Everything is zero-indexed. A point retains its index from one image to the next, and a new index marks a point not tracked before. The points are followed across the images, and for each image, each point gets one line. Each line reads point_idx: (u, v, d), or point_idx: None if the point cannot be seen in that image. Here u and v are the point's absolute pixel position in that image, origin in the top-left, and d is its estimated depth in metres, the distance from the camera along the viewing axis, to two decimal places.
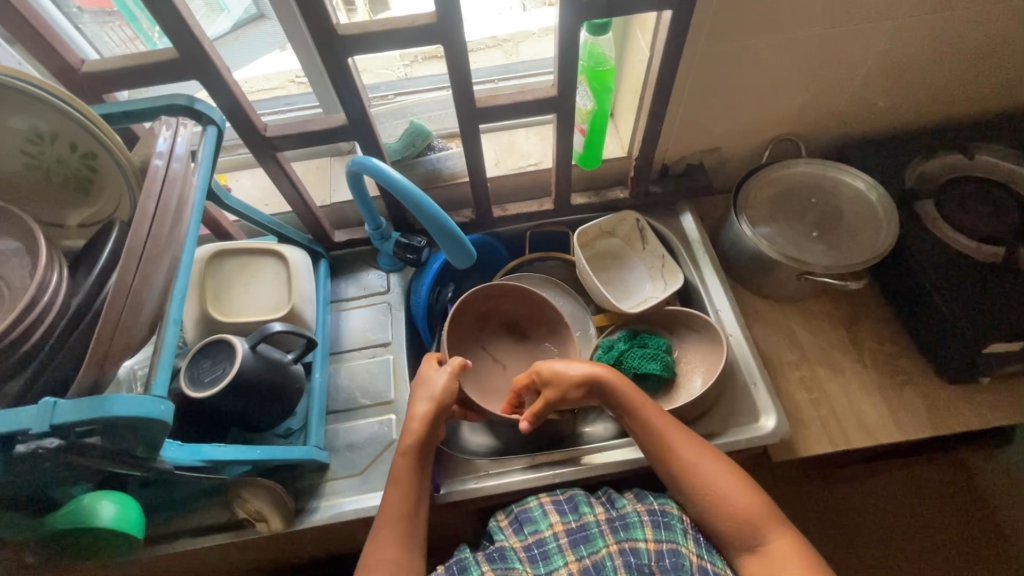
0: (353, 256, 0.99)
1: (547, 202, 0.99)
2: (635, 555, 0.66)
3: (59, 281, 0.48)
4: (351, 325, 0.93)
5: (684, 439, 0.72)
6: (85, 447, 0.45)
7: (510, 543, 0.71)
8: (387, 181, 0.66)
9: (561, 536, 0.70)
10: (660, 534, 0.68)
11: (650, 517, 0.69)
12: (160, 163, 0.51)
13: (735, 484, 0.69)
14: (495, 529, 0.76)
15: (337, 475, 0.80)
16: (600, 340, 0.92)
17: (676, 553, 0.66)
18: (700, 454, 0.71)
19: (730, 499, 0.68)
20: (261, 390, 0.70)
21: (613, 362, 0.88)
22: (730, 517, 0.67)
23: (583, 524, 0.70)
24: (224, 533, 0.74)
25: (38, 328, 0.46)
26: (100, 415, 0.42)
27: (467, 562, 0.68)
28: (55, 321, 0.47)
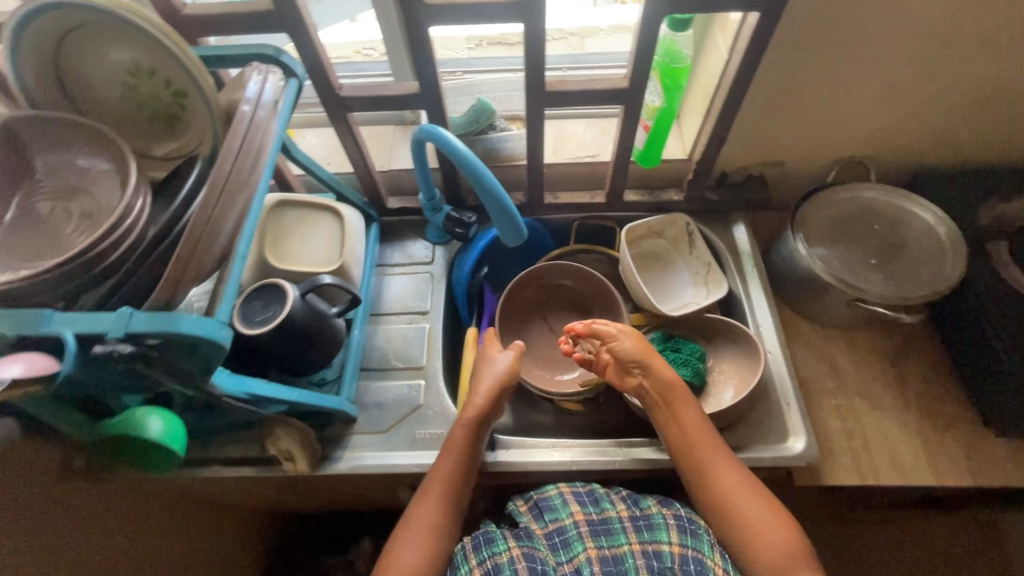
0: (403, 225, 1.02)
1: (599, 195, 0.99)
2: (658, 559, 0.64)
3: (142, 207, 0.51)
4: (393, 290, 0.96)
5: (716, 447, 0.73)
6: (152, 360, 0.48)
7: (532, 528, 0.71)
8: (449, 151, 0.67)
9: (582, 525, 0.69)
10: (686, 540, 0.67)
11: (677, 522, 0.68)
12: (248, 107, 0.54)
13: (758, 500, 0.69)
14: (515, 512, 0.75)
15: (362, 429, 0.83)
16: None
17: (700, 562, 0.65)
18: (727, 463, 0.71)
19: (752, 515, 0.67)
20: (305, 337, 0.73)
21: None
22: (754, 533, 0.66)
23: (605, 518, 0.70)
24: (251, 467, 0.79)
25: (122, 244, 0.50)
26: (169, 330, 0.45)
27: (493, 535, 0.68)
28: (136, 239, 0.50)
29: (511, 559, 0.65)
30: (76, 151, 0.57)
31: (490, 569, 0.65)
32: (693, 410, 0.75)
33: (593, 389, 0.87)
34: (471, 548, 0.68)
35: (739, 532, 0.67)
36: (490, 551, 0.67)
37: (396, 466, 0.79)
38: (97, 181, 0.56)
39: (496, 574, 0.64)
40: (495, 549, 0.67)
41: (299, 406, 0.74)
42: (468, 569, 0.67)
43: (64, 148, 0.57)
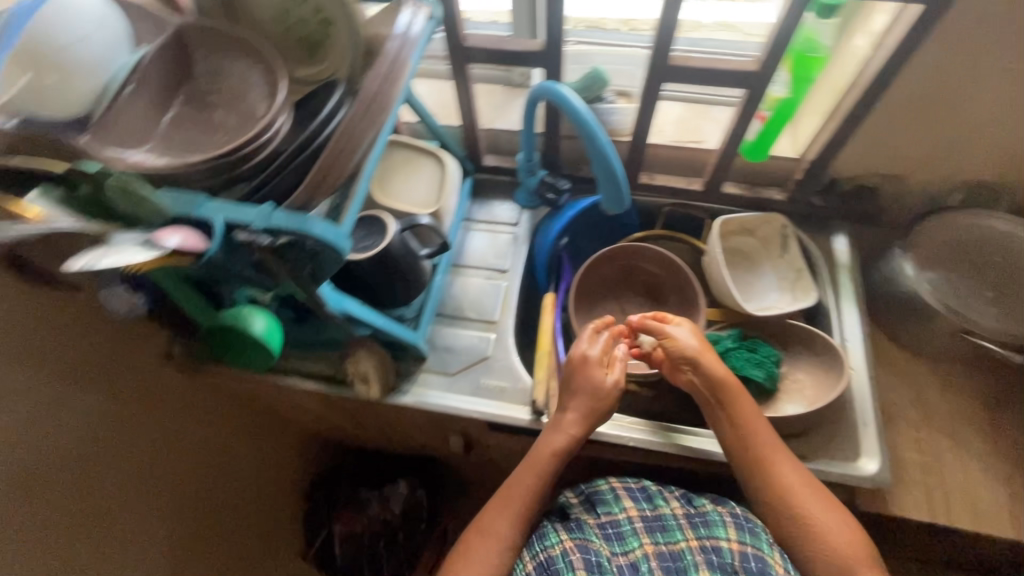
0: (495, 184, 1.04)
1: (696, 183, 0.97)
2: (718, 554, 0.65)
3: (282, 124, 0.56)
4: (476, 244, 0.99)
5: (781, 449, 0.71)
6: (286, 255, 0.52)
7: (585, 519, 0.73)
8: (570, 109, 0.68)
9: (636, 521, 0.71)
10: (744, 537, 0.67)
11: (733, 519, 0.69)
12: (396, 41, 0.56)
13: (823, 503, 0.67)
14: (566, 505, 0.78)
15: (431, 369, 0.86)
16: (707, 333, 0.90)
17: (760, 559, 0.64)
18: (790, 462, 0.70)
19: (819, 518, 0.66)
20: (397, 271, 0.77)
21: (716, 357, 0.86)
22: (828, 543, 0.65)
23: (659, 514, 0.71)
24: (323, 383, 0.86)
25: (264, 152, 0.54)
26: (303, 230, 0.49)
27: (546, 530, 0.72)
28: (277, 150, 0.55)
29: (564, 550, 0.67)
30: (233, 60, 0.62)
31: (545, 560, 0.68)
32: (752, 412, 0.73)
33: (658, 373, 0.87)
34: (525, 546, 0.72)
35: (806, 536, 0.66)
36: (544, 543, 0.70)
37: (458, 409, 0.82)
38: (248, 89, 0.60)
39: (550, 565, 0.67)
40: (548, 541, 0.70)
41: (382, 334, 0.78)
42: (523, 565, 0.70)
43: (223, 55, 0.62)
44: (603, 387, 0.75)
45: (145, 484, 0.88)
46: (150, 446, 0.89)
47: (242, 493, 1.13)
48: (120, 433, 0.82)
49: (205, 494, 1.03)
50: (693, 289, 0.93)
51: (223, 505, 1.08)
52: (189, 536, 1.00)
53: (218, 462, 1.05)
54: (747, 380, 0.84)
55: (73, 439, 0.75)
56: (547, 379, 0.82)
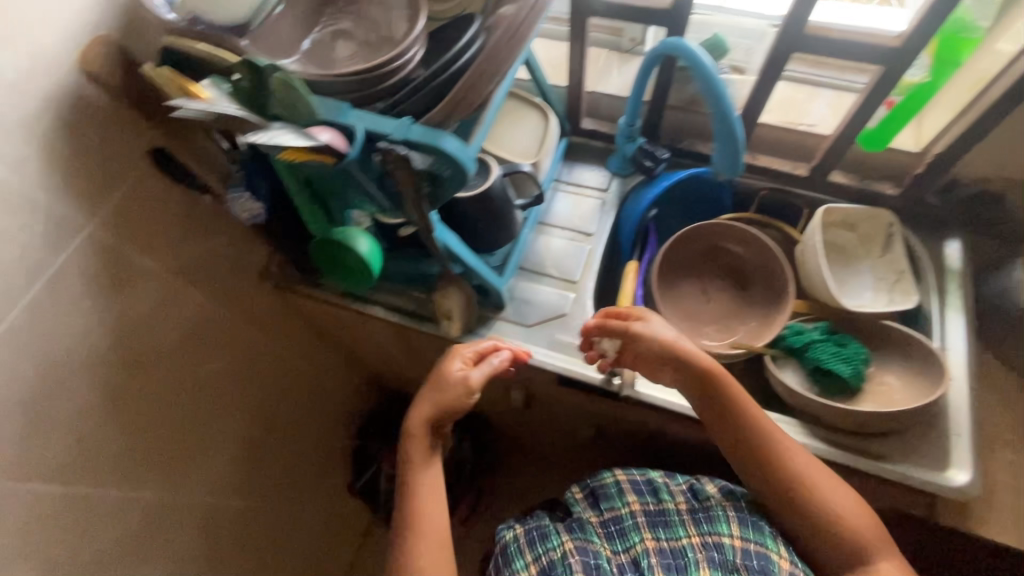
0: (589, 148, 1.04)
1: (801, 168, 0.93)
2: (720, 551, 0.65)
3: (415, 55, 0.57)
4: (563, 205, 0.99)
5: (783, 439, 0.70)
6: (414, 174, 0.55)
7: (587, 517, 0.74)
8: (703, 69, 0.70)
9: (639, 516, 0.72)
10: (747, 533, 0.66)
11: (735, 514, 0.69)
12: None
13: (833, 482, 0.68)
14: (570, 500, 0.79)
15: (508, 318, 0.88)
16: (791, 323, 0.87)
17: (762, 556, 0.64)
18: (796, 449, 0.69)
19: (837, 505, 0.66)
20: (493, 215, 0.79)
21: (799, 348, 0.83)
22: (838, 517, 0.65)
23: (663, 509, 0.72)
24: (408, 318, 0.89)
25: (394, 76, 0.56)
26: (437, 145, 0.51)
27: (547, 531, 0.71)
28: (404, 77, 0.56)
29: (564, 553, 0.68)
30: None
31: (546, 564, 0.68)
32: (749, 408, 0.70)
33: (736, 354, 0.85)
34: (525, 542, 0.71)
35: (827, 529, 0.66)
36: (544, 547, 0.69)
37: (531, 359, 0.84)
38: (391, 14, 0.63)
39: (550, 569, 0.67)
40: (548, 545, 0.69)
41: (472, 274, 0.80)
42: (524, 561, 0.69)
43: None
44: (451, 380, 0.74)
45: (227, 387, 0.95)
46: (236, 352, 0.95)
47: (302, 419, 1.20)
48: (217, 333, 0.89)
49: (273, 412, 1.10)
50: (782, 276, 0.89)
51: (287, 425, 1.15)
52: (255, 447, 1.07)
53: (285, 384, 1.11)
54: (833, 374, 0.81)
55: (182, 330, 0.82)
56: None
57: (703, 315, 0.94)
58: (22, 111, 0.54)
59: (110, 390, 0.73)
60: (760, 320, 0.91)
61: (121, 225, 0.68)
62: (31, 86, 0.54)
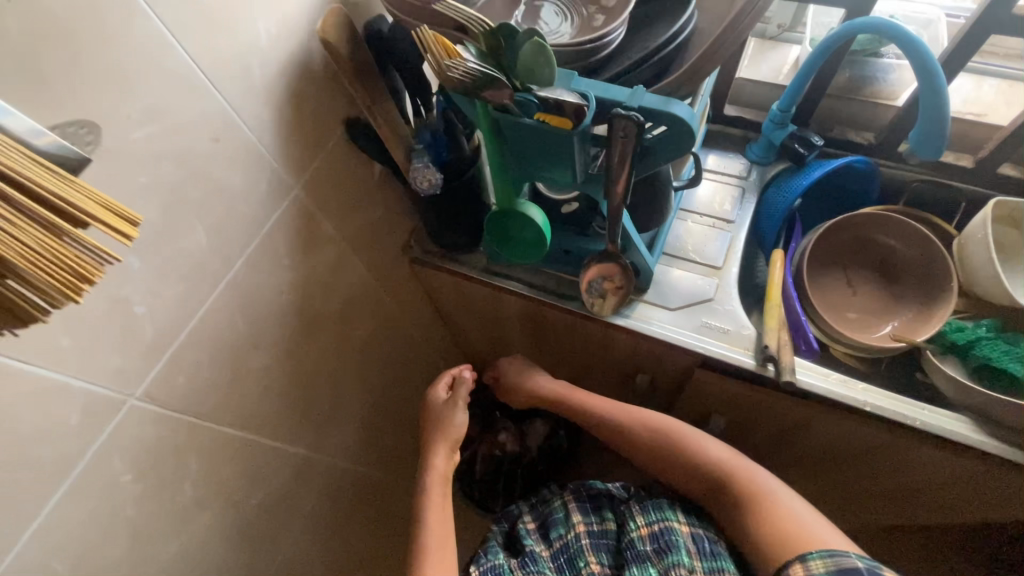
0: (728, 136, 1.02)
1: (965, 160, 0.89)
2: (636, 547, 0.74)
3: (619, 34, 0.58)
4: (701, 193, 0.99)
5: (624, 415, 0.88)
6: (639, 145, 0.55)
7: (539, 550, 0.79)
8: (911, 44, 0.69)
9: (583, 537, 0.78)
10: (651, 518, 0.76)
11: (641, 506, 0.78)
12: None
13: (669, 430, 0.83)
14: (523, 532, 0.84)
15: (651, 301, 0.88)
16: (950, 320, 0.84)
17: (669, 530, 0.74)
18: (638, 423, 0.86)
19: (691, 452, 0.79)
20: (656, 194, 0.79)
21: (962, 344, 0.80)
22: (701, 462, 0.78)
23: (604, 529, 0.79)
24: (551, 296, 0.89)
25: (602, 52, 0.58)
26: (676, 109, 0.52)
27: (502, 569, 0.76)
28: (606, 52, 0.58)
29: None
30: None
31: None
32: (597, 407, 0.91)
33: (894, 347, 0.83)
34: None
35: (696, 471, 0.78)
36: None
37: (679, 341, 0.84)
38: None
39: None
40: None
41: (630, 252, 0.81)
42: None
43: None
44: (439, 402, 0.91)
45: (365, 358, 0.98)
46: (374, 326, 0.98)
47: (415, 398, 1.22)
48: (363, 304, 0.92)
49: (393, 389, 1.12)
50: (943, 270, 0.86)
51: (402, 403, 1.17)
52: (377, 420, 1.09)
53: (404, 360, 1.13)
54: (1003, 370, 0.76)
55: (340, 298, 0.85)
56: (779, 329, 0.80)
57: (849, 309, 0.92)
58: (267, 74, 0.58)
59: (288, 349, 0.77)
60: (914, 315, 0.88)
61: (318, 189, 0.72)
62: (276, 50, 0.58)
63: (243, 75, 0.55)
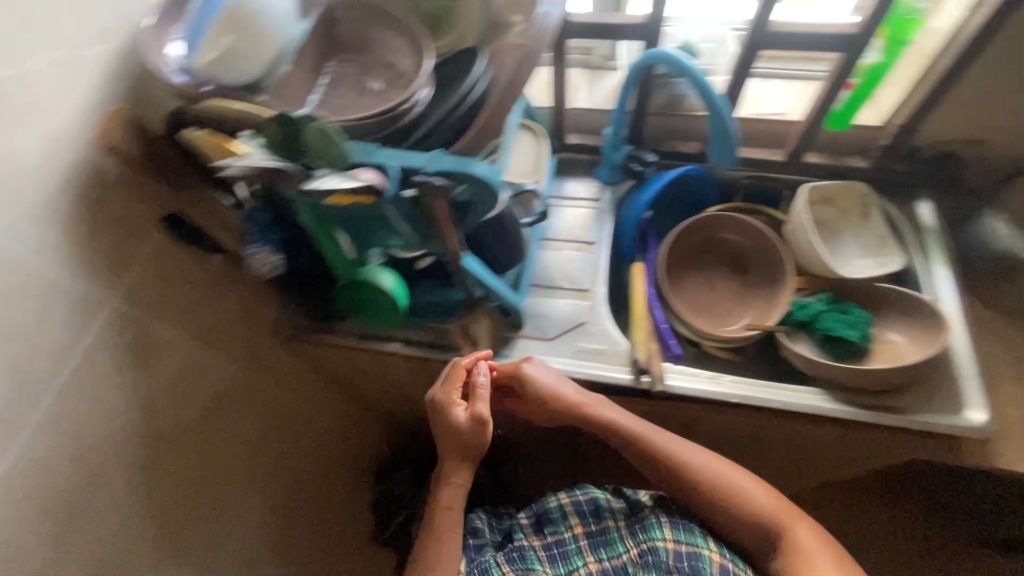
0: (578, 162, 1.07)
1: (778, 154, 1.00)
2: (653, 554, 0.74)
3: (423, 97, 0.58)
4: (562, 220, 1.02)
5: (673, 443, 0.80)
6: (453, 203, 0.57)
7: (530, 545, 0.81)
8: (685, 72, 0.77)
9: (580, 539, 0.80)
10: (680, 536, 0.75)
11: (669, 520, 0.76)
12: (543, 12, 0.60)
13: (724, 466, 0.78)
14: (516, 527, 0.85)
15: (528, 335, 0.90)
16: (794, 299, 0.92)
17: (694, 556, 0.72)
18: (689, 456, 0.78)
19: (744, 492, 0.76)
20: (505, 236, 0.81)
21: (807, 321, 0.89)
22: (753, 502, 0.75)
23: (603, 530, 0.80)
24: (430, 349, 0.88)
25: (408, 117, 0.58)
26: (473, 170, 0.53)
27: (489, 564, 0.77)
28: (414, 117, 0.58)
29: None
30: (379, 30, 0.66)
31: None
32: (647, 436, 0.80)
33: (751, 335, 0.90)
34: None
35: (738, 514, 0.75)
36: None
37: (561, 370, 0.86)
38: (396, 55, 0.65)
39: None
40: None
41: (492, 295, 0.81)
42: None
43: (369, 24, 0.66)
44: (464, 426, 0.76)
45: (252, 450, 0.92)
46: (255, 418, 0.91)
47: (326, 476, 1.15)
48: (233, 400, 0.85)
49: (297, 474, 1.05)
50: (781, 255, 0.94)
51: (309, 488, 1.10)
52: (285, 511, 1.02)
53: (304, 441, 1.07)
54: (841, 340, 0.87)
55: (205, 398, 0.79)
56: (647, 341, 0.85)
57: (712, 305, 0.98)
58: (44, 193, 0.54)
59: (143, 472, 0.70)
60: (766, 300, 0.96)
61: (146, 295, 0.67)
62: (49, 167, 0.54)
63: (9, 202, 0.51)
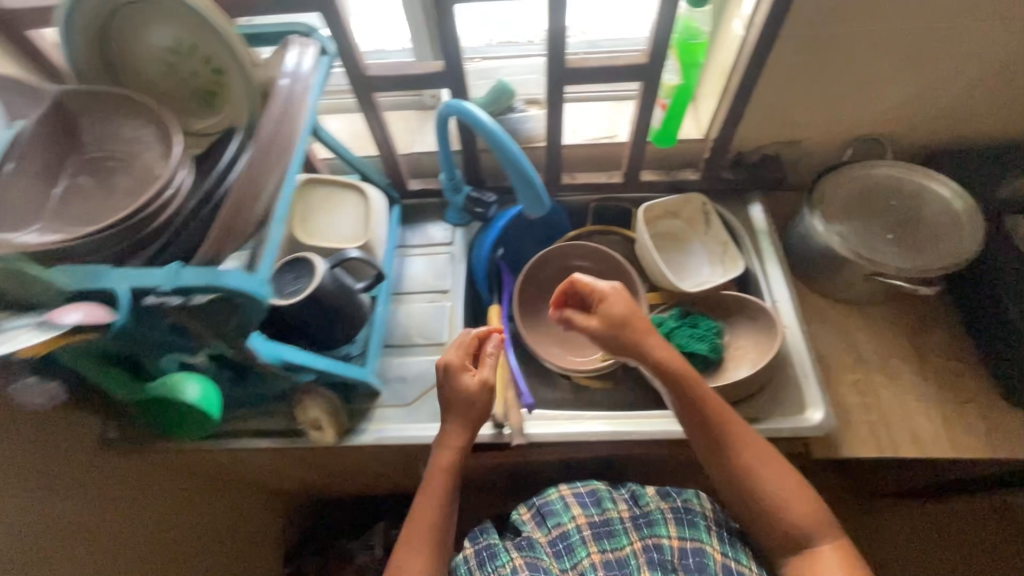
0: (426, 207, 1.04)
1: (617, 176, 1.00)
2: (658, 552, 0.71)
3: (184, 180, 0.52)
4: (415, 270, 0.98)
5: (720, 413, 0.73)
6: (201, 308, 0.51)
7: (537, 536, 0.77)
8: (477, 124, 0.69)
9: (585, 529, 0.75)
10: (685, 532, 0.73)
11: (675, 515, 0.74)
12: (286, 81, 0.56)
13: (770, 458, 0.72)
14: (518, 520, 0.81)
15: (386, 403, 0.86)
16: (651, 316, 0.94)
17: (699, 552, 0.71)
18: (736, 437, 0.72)
19: (778, 494, 0.69)
20: (332, 310, 0.76)
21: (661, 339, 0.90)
22: (784, 502, 0.69)
23: (607, 519, 0.76)
24: (280, 438, 0.81)
25: (165, 209, 0.51)
26: (217, 283, 0.48)
27: (497, 549, 0.75)
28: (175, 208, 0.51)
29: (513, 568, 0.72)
30: (122, 122, 0.59)
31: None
32: (700, 393, 0.73)
33: (610, 363, 0.90)
34: (476, 564, 0.75)
35: (763, 508, 0.70)
36: (495, 563, 0.74)
37: (420, 437, 0.82)
38: (143, 149, 0.58)
39: None
40: (500, 561, 0.74)
41: (328, 376, 0.76)
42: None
43: (111, 118, 0.59)
44: (471, 391, 0.74)
45: None
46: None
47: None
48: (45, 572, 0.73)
49: None
50: (633, 277, 0.95)
51: None
52: None
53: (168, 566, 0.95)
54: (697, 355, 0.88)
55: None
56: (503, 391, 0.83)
57: (576, 335, 0.97)
58: None
59: None
60: None
61: None
62: None
63: None
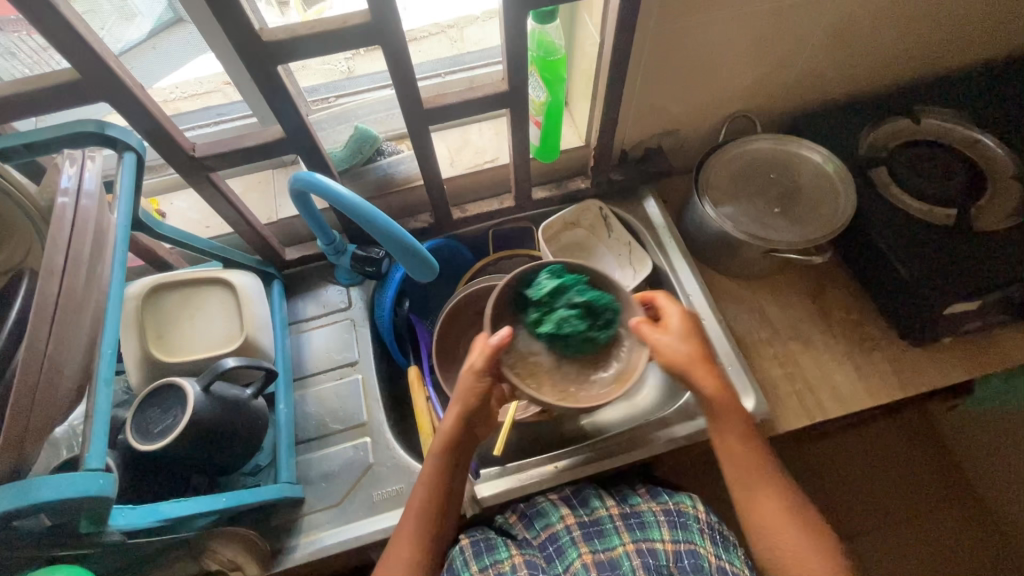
0: (311, 273, 0.93)
1: (508, 199, 0.95)
2: (653, 556, 0.65)
3: None
4: (315, 346, 0.88)
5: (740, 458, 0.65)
6: (16, 536, 0.43)
7: (526, 537, 0.72)
8: (335, 200, 0.63)
9: (575, 529, 0.69)
10: (678, 535, 0.68)
11: (667, 517, 0.70)
12: (66, 201, 0.45)
13: (806, 530, 0.61)
14: (506, 525, 0.76)
15: (314, 508, 0.76)
16: (582, 285, 0.62)
17: (694, 554, 0.66)
18: (763, 487, 0.64)
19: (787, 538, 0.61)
20: (222, 432, 0.66)
21: (561, 312, 0.60)
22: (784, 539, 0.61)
23: (597, 519, 0.70)
24: None
25: None
26: (22, 504, 0.38)
27: (494, 541, 0.69)
28: None
29: (513, 565, 0.66)
30: None
31: None
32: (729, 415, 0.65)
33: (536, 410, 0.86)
34: (473, 553, 0.68)
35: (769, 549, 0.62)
36: (493, 557, 0.67)
37: (359, 538, 0.73)
38: None
39: None
40: (497, 557, 0.67)
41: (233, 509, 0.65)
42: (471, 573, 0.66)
43: None
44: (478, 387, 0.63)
45: None
46: None
47: None
48: None
49: None
50: None
51: None
52: None
53: None
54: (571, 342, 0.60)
55: None
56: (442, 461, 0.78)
57: None
58: None
59: None
60: None
61: None
62: None
63: None
